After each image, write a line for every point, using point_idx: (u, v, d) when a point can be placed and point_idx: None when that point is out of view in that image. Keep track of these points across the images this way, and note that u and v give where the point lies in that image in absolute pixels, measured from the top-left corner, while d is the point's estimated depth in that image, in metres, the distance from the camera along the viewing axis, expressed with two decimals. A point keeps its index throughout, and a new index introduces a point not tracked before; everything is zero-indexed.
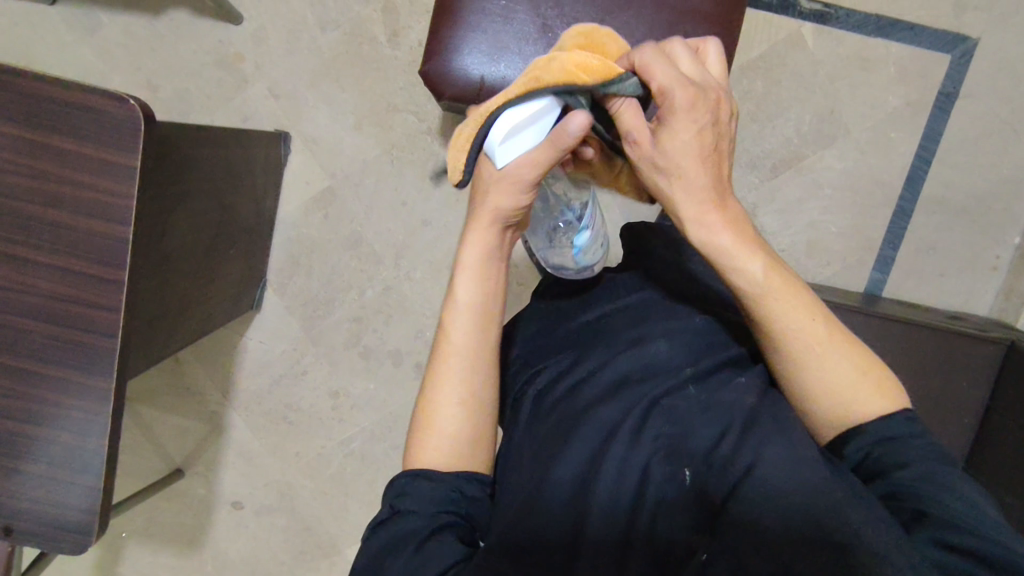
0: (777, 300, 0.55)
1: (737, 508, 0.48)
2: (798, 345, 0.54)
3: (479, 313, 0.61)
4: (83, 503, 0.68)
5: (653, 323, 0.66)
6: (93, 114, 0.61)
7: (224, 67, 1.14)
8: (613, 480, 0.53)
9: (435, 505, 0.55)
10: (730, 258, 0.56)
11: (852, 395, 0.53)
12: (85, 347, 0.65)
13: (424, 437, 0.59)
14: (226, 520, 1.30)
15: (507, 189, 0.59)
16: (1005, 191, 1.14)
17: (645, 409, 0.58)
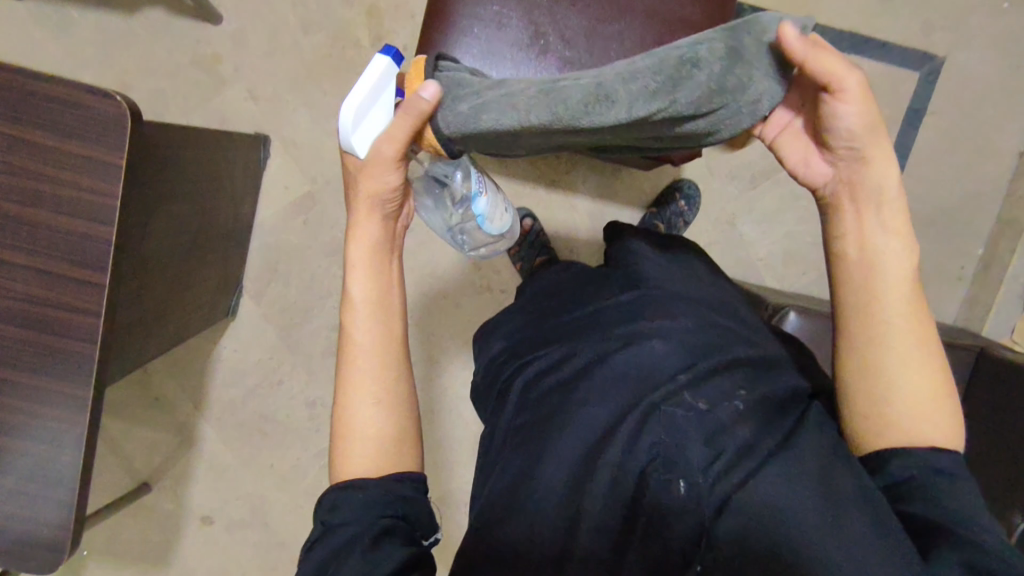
0: (901, 289, 0.54)
1: (726, 524, 0.50)
2: (906, 344, 0.53)
3: (377, 309, 0.59)
4: (55, 518, 0.65)
5: (647, 321, 0.63)
6: (78, 110, 0.59)
7: (201, 68, 1.11)
8: (606, 488, 0.53)
9: (368, 512, 0.51)
10: (881, 222, 0.56)
11: (921, 411, 0.52)
12: (61, 353, 0.62)
13: (342, 444, 0.56)
14: (195, 536, 1.25)
15: (376, 169, 0.57)
16: (969, 204, 1.19)
17: (641, 414, 0.56)
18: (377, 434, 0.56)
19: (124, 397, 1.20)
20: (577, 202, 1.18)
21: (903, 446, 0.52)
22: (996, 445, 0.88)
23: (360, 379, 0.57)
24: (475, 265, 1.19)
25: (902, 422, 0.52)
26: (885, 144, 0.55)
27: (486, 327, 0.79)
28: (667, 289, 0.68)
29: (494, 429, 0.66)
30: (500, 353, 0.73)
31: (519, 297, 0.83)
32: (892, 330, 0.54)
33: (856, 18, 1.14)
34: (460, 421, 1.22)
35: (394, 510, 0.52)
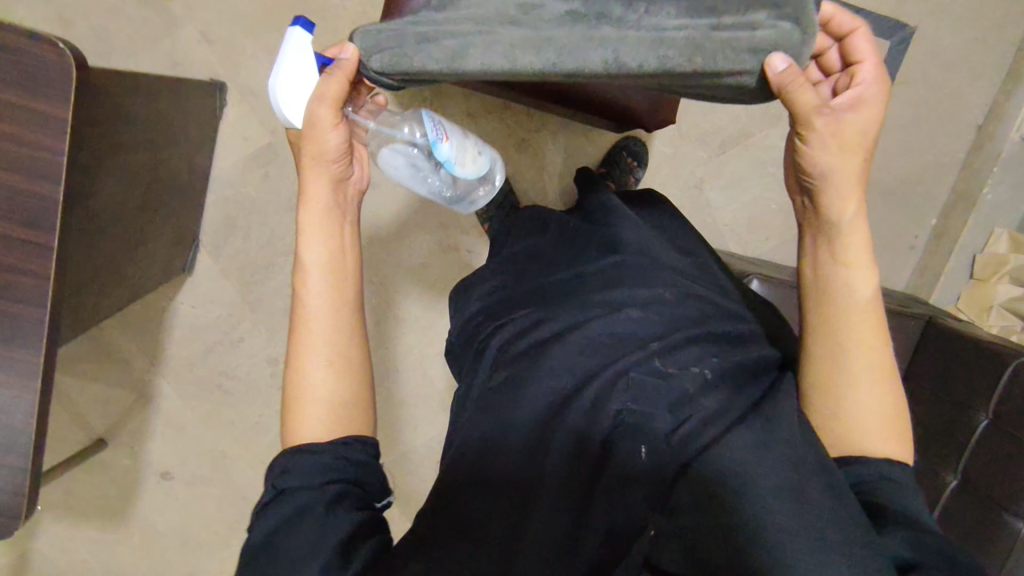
0: (862, 319, 0.56)
1: (688, 484, 0.51)
2: (862, 369, 0.55)
3: (330, 268, 0.58)
4: (8, 485, 0.63)
5: (626, 289, 0.63)
6: (15, 56, 0.54)
7: (150, 5, 1.03)
8: (568, 453, 0.54)
9: (316, 475, 0.49)
10: (847, 260, 0.56)
11: (868, 428, 0.55)
12: (6, 318, 0.59)
13: (294, 410, 0.54)
14: (155, 491, 1.24)
15: (312, 132, 0.58)
16: (926, 175, 1.22)
17: (609, 378, 0.56)
18: (331, 400, 0.54)
19: (75, 353, 1.16)
20: (547, 162, 1.17)
21: (859, 457, 0.55)
22: (935, 409, 0.93)
23: (313, 341, 0.55)
24: (442, 225, 1.17)
25: (851, 438, 0.56)
26: (847, 185, 0.53)
27: (468, 283, 0.79)
28: (648, 255, 0.67)
29: (468, 392, 0.65)
30: (477, 314, 0.73)
31: (497, 257, 0.82)
32: (847, 352, 0.55)
33: None
34: (425, 379, 1.22)
35: (345, 475, 0.50)
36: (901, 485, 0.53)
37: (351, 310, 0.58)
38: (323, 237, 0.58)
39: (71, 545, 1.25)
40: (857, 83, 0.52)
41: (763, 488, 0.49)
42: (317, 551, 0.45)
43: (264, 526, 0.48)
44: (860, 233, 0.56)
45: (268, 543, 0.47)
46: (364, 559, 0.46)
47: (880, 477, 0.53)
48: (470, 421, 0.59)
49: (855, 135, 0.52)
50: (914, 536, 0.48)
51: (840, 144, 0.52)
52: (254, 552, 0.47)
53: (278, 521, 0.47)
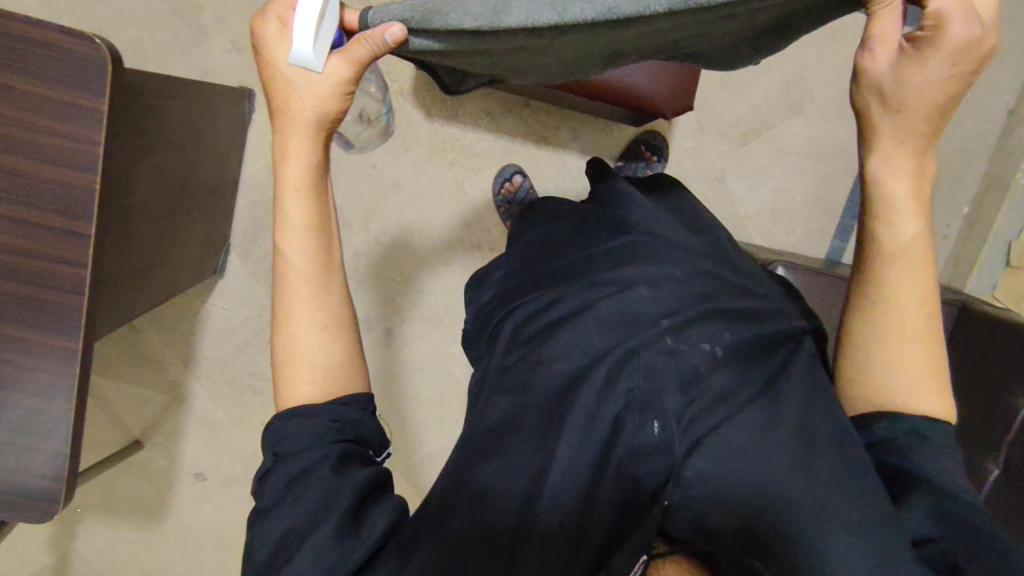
0: (907, 275, 0.53)
1: (699, 463, 0.50)
2: (894, 327, 0.53)
3: (317, 231, 0.54)
4: (50, 469, 0.65)
5: (635, 268, 0.63)
6: (55, 53, 0.57)
7: (182, 17, 1.07)
8: (579, 432, 0.52)
9: (318, 435, 0.50)
10: (892, 211, 0.51)
11: (901, 384, 0.53)
12: (49, 307, 0.62)
13: (285, 372, 0.53)
14: (189, 492, 1.26)
15: (323, 93, 0.52)
16: (955, 162, 1.20)
17: (619, 358, 0.55)
18: (326, 363, 0.53)
19: (113, 356, 1.20)
20: (566, 158, 1.17)
21: (884, 410, 0.54)
22: (973, 396, 0.90)
23: (303, 306, 0.53)
24: (464, 223, 1.18)
25: (877, 390, 0.54)
26: (894, 141, 0.49)
27: (483, 272, 0.80)
28: (658, 236, 0.68)
29: (482, 378, 0.66)
30: (490, 300, 0.74)
31: (515, 246, 0.82)
32: (887, 309, 0.53)
33: None
34: (451, 378, 1.23)
35: (346, 437, 0.51)
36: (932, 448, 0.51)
37: (335, 280, 0.55)
38: (305, 200, 0.54)
39: (110, 545, 1.28)
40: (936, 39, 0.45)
41: (759, 454, 0.50)
42: (327, 510, 0.46)
43: (273, 489, 0.49)
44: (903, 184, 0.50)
45: (278, 502, 0.48)
46: (381, 519, 0.48)
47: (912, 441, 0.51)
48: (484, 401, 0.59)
49: (934, 98, 0.45)
50: (940, 505, 0.48)
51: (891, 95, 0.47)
52: (266, 513, 0.48)
53: (286, 483, 0.48)
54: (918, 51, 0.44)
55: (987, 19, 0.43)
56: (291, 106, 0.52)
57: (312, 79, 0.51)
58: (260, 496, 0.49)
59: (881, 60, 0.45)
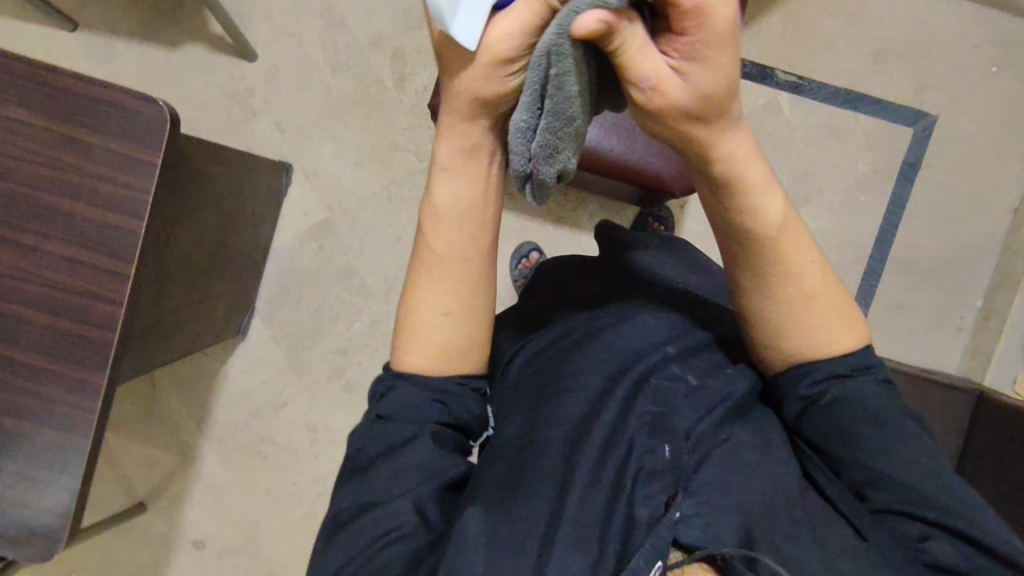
0: (793, 255, 0.52)
1: (707, 474, 0.50)
2: (789, 297, 0.53)
3: (458, 215, 0.52)
4: (57, 504, 0.66)
5: (641, 302, 0.64)
6: (124, 112, 0.64)
7: (234, 99, 1.18)
8: (598, 450, 0.51)
9: (429, 411, 0.52)
10: (757, 198, 0.50)
11: (818, 334, 0.53)
12: (82, 340, 0.65)
13: (419, 335, 0.54)
14: (186, 560, 1.23)
15: (484, 70, 0.44)
16: (965, 256, 1.22)
17: (634, 382, 0.56)
18: (443, 344, 0.54)
19: (130, 414, 1.22)
20: (581, 238, 1.22)
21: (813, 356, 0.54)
22: (997, 487, 0.87)
23: (430, 286, 0.54)
24: None
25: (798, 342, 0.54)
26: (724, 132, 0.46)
27: (492, 321, 0.72)
28: (659, 274, 0.70)
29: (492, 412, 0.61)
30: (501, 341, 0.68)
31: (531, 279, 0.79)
32: (777, 292, 0.53)
33: (851, 76, 1.20)
34: None
35: (449, 420, 0.53)
36: (895, 445, 0.51)
37: (462, 250, 0.53)
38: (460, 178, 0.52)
39: None
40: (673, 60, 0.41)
41: (769, 472, 0.51)
42: (417, 489, 0.48)
43: (363, 454, 0.51)
44: (758, 167, 0.49)
45: (370, 470, 0.49)
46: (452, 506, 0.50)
47: (875, 433, 0.51)
48: (503, 418, 0.58)
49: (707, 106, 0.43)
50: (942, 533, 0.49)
51: (693, 121, 0.44)
52: (354, 479, 0.50)
53: (380, 449, 0.50)
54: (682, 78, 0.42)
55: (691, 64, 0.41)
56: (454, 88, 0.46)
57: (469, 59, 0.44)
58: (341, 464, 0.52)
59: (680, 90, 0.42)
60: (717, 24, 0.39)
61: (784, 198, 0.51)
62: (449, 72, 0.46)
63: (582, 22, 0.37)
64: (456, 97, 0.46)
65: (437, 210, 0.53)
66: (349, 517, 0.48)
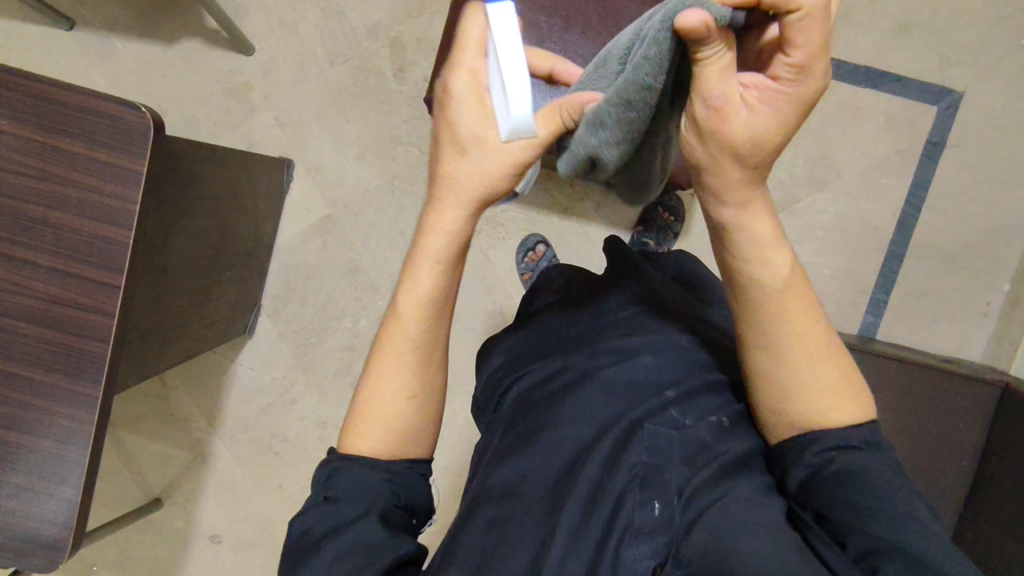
0: (794, 306, 0.51)
1: (695, 538, 0.49)
2: (796, 352, 0.51)
3: (432, 304, 0.53)
4: (59, 516, 0.66)
5: (640, 335, 0.62)
6: (106, 119, 0.62)
7: (233, 95, 1.16)
8: (581, 505, 0.51)
9: (379, 490, 0.51)
10: (761, 252, 0.50)
11: (823, 404, 0.51)
12: (75, 352, 0.65)
13: (372, 416, 0.53)
14: (203, 554, 1.24)
15: (498, 167, 0.50)
16: (993, 238, 1.17)
17: (625, 430, 0.55)
18: (400, 427, 0.54)
19: (143, 413, 1.23)
20: (590, 229, 1.19)
21: (814, 434, 0.51)
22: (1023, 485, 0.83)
23: (395, 371, 0.54)
24: (487, 290, 1.19)
25: (804, 414, 0.51)
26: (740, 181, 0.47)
27: (490, 336, 0.72)
28: (665, 305, 0.67)
29: (485, 449, 0.62)
30: (497, 368, 0.68)
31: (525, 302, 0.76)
32: (782, 352, 0.51)
33: (871, 52, 1.14)
34: (468, 447, 1.19)
35: (399, 500, 0.52)
36: (911, 523, 0.46)
37: (434, 338, 0.55)
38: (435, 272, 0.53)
39: None
40: (748, 105, 0.43)
41: (765, 535, 0.48)
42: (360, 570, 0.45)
43: (308, 536, 0.49)
44: (763, 221, 0.50)
45: (315, 553, 0.47)
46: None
47: (890, 507, 0.46)
48: (488, 466, 0.57)
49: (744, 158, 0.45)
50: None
51: (731, 160, 0.46)
52: (302, 566, 0.47)
53: (325, 531, 0.48)
54: (736, 115, 0.43)
55: (764, 115, 0.43)
56: (456, 182, 0.51)
57: (486, 158, 0.49)
58: (285, 552, 0.49)
59: (727, 123, 0.44)
60: (806, 90, 0.43)
61: (791, 256, 0.51)
62: (450, 170, 0.51)
63: (688, 17, 0.38)
64: (468, 185, 0.51)
65: (417, 295, 0.53)
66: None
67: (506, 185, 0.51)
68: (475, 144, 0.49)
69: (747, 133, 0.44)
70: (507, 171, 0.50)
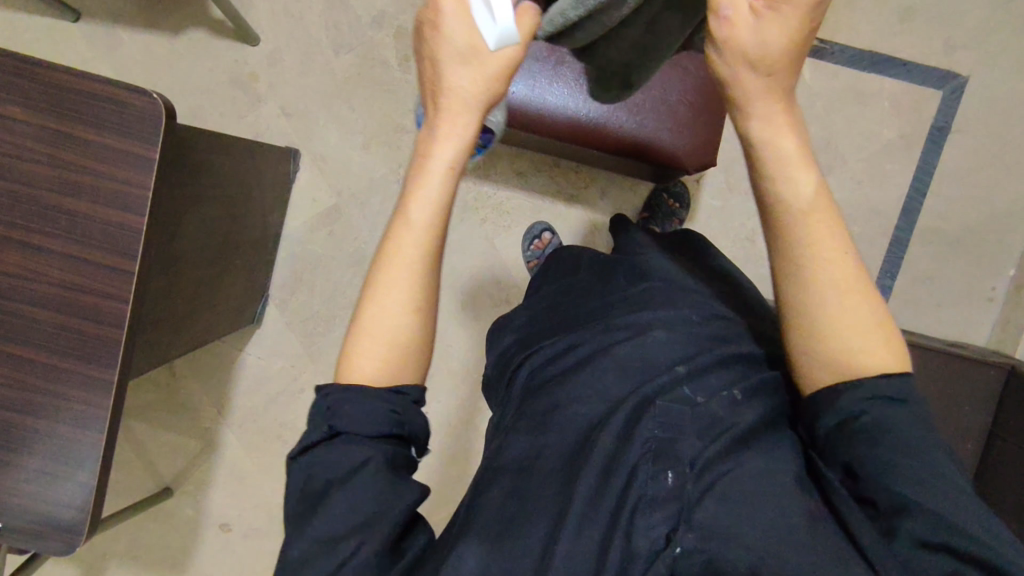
0: (823, 229, 0.49)
1: (708, 507, 0.49)
2: (829, 281, 0.48)
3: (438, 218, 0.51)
4: (77, 500, 0.67)
5: (651, 312, 0.63)
6: (118, 106, 0.63)
7: (239, 85, 1.17)
8: (595, 479, 0.52)
9: (381, 426, 0.48)
10: (788, 171, 0.49)
11: (859, 346, 0.48)
12: (89, 337, 0.65)
13: (370, 346, 0.50)
14: (214, 542, 1.26)
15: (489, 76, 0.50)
16: (998, 223, 1.17)
17: (636, 406, 0.55)
18: (391, 352, 0.50)
19: (153, 402, 1.24)
20: (595, 216, 1.19)
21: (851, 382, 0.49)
22: None
23: (393, 291, 0.50)
24: (494, 278, 1.19)
25: (844, 352, 0.49)
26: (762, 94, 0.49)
27: (504, 316, 0.75)
28: (677, 285, 0.67)
29: (499, 422, 0.64)
30: (511, 346, 0.70)
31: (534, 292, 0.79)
32: (815, 280, 0.49)
33: (876, 37, 1.14)
34: (477, 433, 1.20)
35: (401, 432, 0.49)
36: (937, 484, 0.45)
37: (442, 248, 0.52)
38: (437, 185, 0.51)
39: None
40: (760, 17, 0.46)
41: (775, 501, 0.49)
42: (371, 527, 0.44)
43: (311, 485, 0.46)
44: (787, 141, 0.49)
45: (320, 507, 0.45)
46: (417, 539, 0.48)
47: (919, 466, 0.45)
48: (502, 440, 0.59)
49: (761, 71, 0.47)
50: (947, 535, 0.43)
51: (745, 69, 0.48)
52: (305, 516, 0.45)
53: (328, 480, 0.46)
54: (751, 24, 0.46)
55: (773, 26, 0.46)
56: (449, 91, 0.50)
57: (480, 65, 0.50)
58: (286, 496, 0.47)
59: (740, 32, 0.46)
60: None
61: (817, 178, 0.49)
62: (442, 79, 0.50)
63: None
64: (458, 95, 0.51)
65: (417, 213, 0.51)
66: (299, 564, 0.44)
67: (503, 87, 0.52)
68: (470, 53, 0.50)
69: (759, 41, 0.46)
70: (503, 73, 0.51)
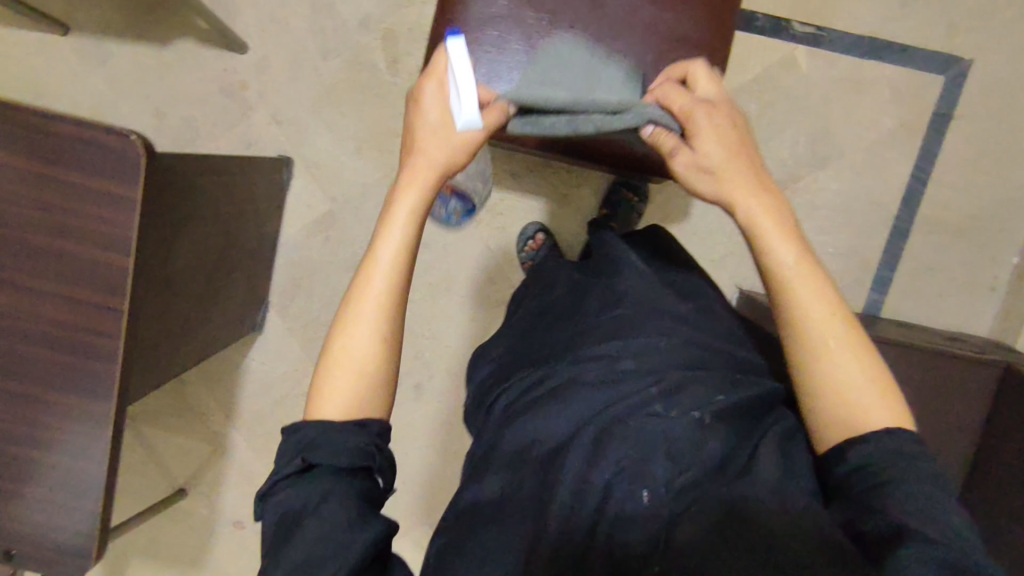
0: (812, 294, 0.53)
1: (683, 526, 0.49)
2: (829, 337, 0.52)
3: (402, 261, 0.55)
4: (82, 527, 0.70)
5: (622, 340, 0.64)
6: (98, 148, 0.63)
7: (229, 94, 1.16)
8: (568, 501, 0.53)
9: (353, 457, 0.49)
10: (766, 240, 0.55)
11: (865, 399, 0.51)
12: (83, 372, 0.67)
13: (334, 378, 0.52)
14: (228, 540, 1.30)
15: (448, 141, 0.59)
16: (1001, 210, 1.14)
17: (605, 427, 0.57)
18: (357, 369, 0.53)
19: (162, 409, 1.27)
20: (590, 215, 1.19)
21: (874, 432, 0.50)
22: None
23: (362, 322, 0.54)
24: (489, 279, 1.20)
25: (857, 408, 0.51)
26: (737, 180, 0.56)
27: (483, 346, 0.79)
28: (652, 305, 0.67)
29: (479, 447, 0.66)
30: (490, 377, 0.73)
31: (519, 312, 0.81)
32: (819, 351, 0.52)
33: (875, 23, 1.10)
34: None
35: (370, 464, 0.51)
36: (930, 513, 0.46)
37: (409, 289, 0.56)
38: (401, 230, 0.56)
39: None
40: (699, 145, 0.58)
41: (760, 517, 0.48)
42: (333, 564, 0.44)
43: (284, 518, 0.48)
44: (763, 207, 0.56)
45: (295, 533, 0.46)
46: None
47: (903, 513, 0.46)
48: (483, 469, 0.60)
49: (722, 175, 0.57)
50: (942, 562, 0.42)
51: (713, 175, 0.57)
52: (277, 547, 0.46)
53: (299, 511, 0.47)
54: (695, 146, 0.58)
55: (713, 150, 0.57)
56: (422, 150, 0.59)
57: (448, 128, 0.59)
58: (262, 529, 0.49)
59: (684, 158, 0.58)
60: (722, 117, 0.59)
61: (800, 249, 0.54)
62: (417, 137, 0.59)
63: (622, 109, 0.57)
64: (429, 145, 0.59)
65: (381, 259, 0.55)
66: None
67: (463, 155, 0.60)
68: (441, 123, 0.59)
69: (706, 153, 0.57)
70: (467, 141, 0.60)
